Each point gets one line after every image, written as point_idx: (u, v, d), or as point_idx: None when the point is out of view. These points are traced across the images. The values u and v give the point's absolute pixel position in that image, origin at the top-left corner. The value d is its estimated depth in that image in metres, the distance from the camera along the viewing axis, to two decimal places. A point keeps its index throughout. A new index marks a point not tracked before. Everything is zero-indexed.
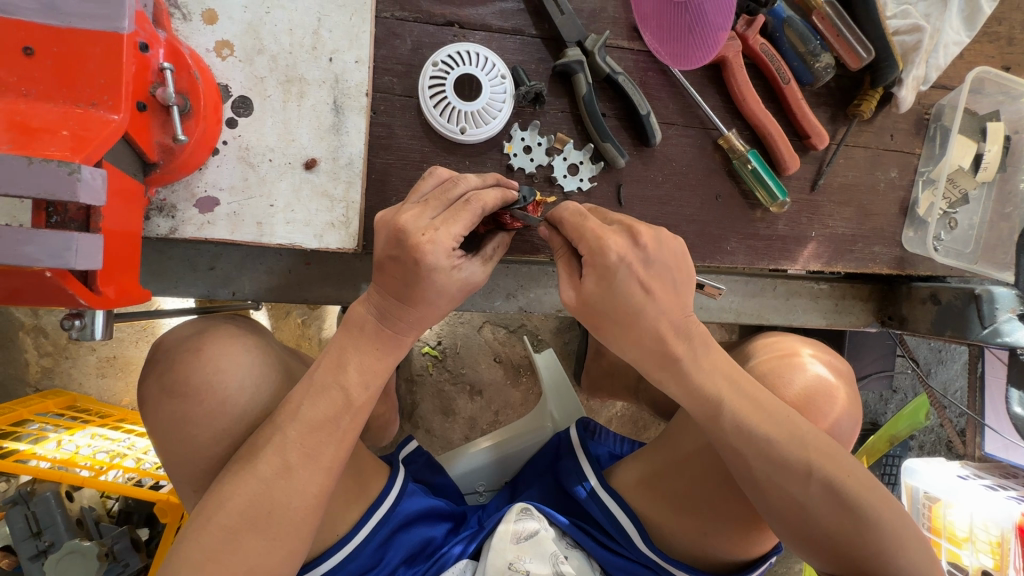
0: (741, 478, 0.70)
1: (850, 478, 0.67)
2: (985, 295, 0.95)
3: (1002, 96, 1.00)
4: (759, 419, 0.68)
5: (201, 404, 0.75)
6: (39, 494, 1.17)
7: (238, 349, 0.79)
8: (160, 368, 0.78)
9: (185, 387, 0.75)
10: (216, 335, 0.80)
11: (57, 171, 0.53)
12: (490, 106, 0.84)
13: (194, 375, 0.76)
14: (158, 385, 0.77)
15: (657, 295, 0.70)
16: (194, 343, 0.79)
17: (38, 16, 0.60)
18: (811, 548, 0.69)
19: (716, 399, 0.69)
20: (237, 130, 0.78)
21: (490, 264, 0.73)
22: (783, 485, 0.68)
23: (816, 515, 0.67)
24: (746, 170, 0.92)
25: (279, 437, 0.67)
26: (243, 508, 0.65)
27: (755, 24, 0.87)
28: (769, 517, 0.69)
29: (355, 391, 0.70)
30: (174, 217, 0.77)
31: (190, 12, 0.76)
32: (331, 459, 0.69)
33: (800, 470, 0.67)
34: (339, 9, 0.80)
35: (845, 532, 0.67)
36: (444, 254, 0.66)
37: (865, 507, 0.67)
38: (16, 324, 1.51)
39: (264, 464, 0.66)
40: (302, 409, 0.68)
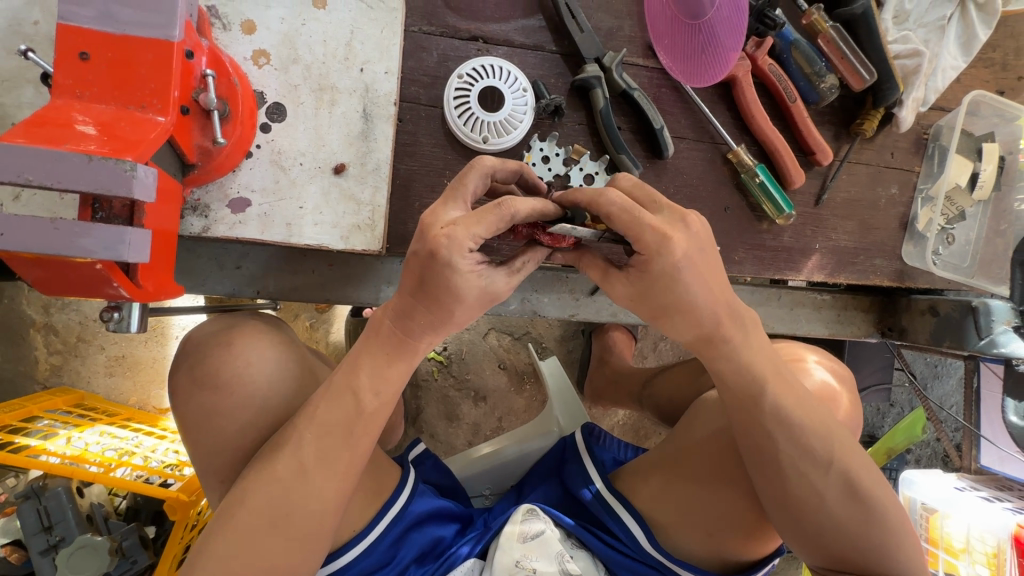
0: (765, 462, 0.73)
1: (863, 471, 0.72)
2: (983, 307, 0.98)
3: (997, 118, 1.04)
4: (798, 406, 0.72)
5: (233, 396, 0.78)
6: (51, 489, 1.18)
7: (267, 345, 0.82)
8: (190, 363, 0.81)
9: (216, 379, 0.78)
10: (245, 330, 0.83)
11: (114, 167, 0.56)
12: (513, 116, 0.88)
13: (225, 369, 0.79)
14: (189, 377, 0.80)
15: (712, 288, 0.66)
16: (223, 337, 0.82)
17: (95, 23, 0.63)
18: (813, 539, 0.73)
19: (760, 385, 0.71)
20: (270, 134, 0.81)
21: (517, 279, 0.68)
22: (807, 473, 0.71)
23: (826, 503, 0.72)
24: (754, 184, 0.95)
25: (305, 432, 0.70)
26: (270, 499, 0.67)
27: (763, 45, 0.92)
28: (788, 509, 0.73)
29: (366, 399, 0.71)
30: (207, 216, 0.79)
31: (229, 22, 0.80)
32: (354, 454, 0.71)
33: (823, 458, 0.71)
34: (371, 22, 0.83)
35: (852, 521, 0.72)
36: (457, 252, 0.62)
37: (870, 497, 0.71)
38: (28, 321, 1.53)
39: (291, 455, 0.69)
40: (325, 405, 0.70)
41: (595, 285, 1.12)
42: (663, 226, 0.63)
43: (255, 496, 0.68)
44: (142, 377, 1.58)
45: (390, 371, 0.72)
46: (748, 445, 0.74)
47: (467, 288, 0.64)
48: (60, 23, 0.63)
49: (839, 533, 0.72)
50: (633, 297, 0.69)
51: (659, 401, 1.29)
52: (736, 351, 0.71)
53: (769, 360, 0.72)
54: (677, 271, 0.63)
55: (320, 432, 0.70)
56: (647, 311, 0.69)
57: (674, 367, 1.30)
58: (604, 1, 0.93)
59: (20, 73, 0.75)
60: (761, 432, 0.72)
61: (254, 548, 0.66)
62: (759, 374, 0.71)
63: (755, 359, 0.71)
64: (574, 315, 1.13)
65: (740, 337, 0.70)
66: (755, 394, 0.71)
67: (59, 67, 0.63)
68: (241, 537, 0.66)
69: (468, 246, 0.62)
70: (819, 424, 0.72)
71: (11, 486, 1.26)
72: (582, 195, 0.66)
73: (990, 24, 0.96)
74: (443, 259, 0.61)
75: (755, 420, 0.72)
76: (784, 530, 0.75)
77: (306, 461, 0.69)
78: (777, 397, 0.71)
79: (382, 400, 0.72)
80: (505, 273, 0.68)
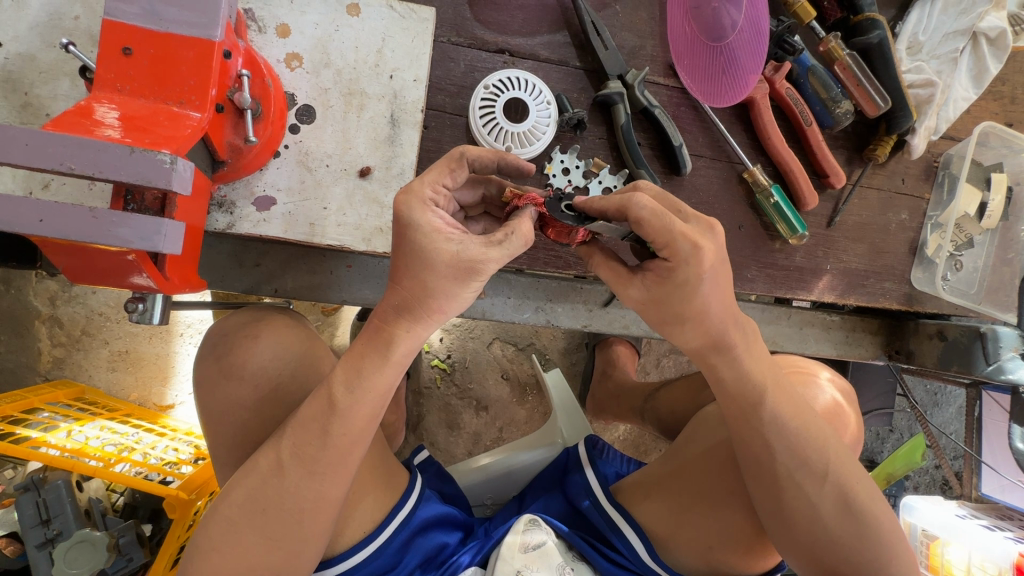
0: (765, 475, 0.73)
1: (859, 485, 0.73)
2: (989, 333, 0.97)
3: (1005, 149, 1.07)
4: (794, 415, 0.72)
5: (256, 388, 0.84)
6: (50, 482, 1.18)
7: (292, 341, 0.89)
8: (217, 352, 0.87)
9: (244, 370, 0.84)
10: (271, 324, 0.89)
11: (156, 160, 0.57)
12: (535, 128, 0.90)
13: (252, 360, 0.85)
14: (215, 367, 0.86)
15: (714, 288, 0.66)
16: (251, 329, 0.88)
17: (139, 20, 0.65)
18: (808, 551, 0.73)
19: (760, 391, 0.71)
20: (299, 135, 0.83)
21: (495, 249, 0.62)
22: (802, 483, 0.72)
23: (820, 515, 0.72)
24: (769, 204, 0.97)
25: (304, 429, 0.69)
26: (266, 486, 0.69)
27: (782, 69, 0.94)
28: (786, 526, 0.73)
29: (337, 392, 0.68)
30: (232, 213, 0.81)
31: (265, 25, 0.81)
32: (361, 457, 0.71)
33: (818, 468, 0.72)
34: (402, 31, 0.85)
35: (853, 540, 0.71)
36: (420, 207, 0.63)
37: (869, 513, 0.72)
38: (33, 312, 1.52)
39: (292, 450, 0.69)
40: (333, 409, 0.69)
41: (608, 297, 1.13)
42: (692, 233, 0.62)
43: (257, 480, 0.69)
44: (143, 373, 1.57)
45: (378, 380, 0.69)
46: (747, 454, 0.74)
47: (435, 253, 0.61)
48: (107, 20, 0.65)
49: (840, 552, 0.72)
50: (645, 302, 0.69)
51: (662, 415, 1.28)
52: (747, 347, 0.71)
53: (762, 368, 0.73)
54: (700, 283, 0.63)
55: (317, 426, 0.69)
56: (657, 316, 0.70)
57: (680, 381, 1.30)
58: (628, 21, 0.96)
59: (57, 66, 0.77)
60: (756, 442, 0.73)
61: (258, 530, 0.69)
62: (755, 384, 0.71)
63: (751, 368, 0.71)
64: (586, 326, 1.13)
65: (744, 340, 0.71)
66: (751, 400, 0.72)
67: (102, 61, 0.64)
68: (239, 519, 0.69)
69: (428, 200, 0.64)
70: (814, 433, 0.73)
71: (9, 477, 1.26)
72: (608, 203, 0.64)
73: (1002, 59, 0.98)
74: (410, 218, 0.62)
75: (751, 429, 0.73)
76: (784, 546, 0.75)
77: (288, 460, 0.69)
78: (772, 403, 0.71)
79: (352, 397, 0.69)
80: (483, 243, 0.62)
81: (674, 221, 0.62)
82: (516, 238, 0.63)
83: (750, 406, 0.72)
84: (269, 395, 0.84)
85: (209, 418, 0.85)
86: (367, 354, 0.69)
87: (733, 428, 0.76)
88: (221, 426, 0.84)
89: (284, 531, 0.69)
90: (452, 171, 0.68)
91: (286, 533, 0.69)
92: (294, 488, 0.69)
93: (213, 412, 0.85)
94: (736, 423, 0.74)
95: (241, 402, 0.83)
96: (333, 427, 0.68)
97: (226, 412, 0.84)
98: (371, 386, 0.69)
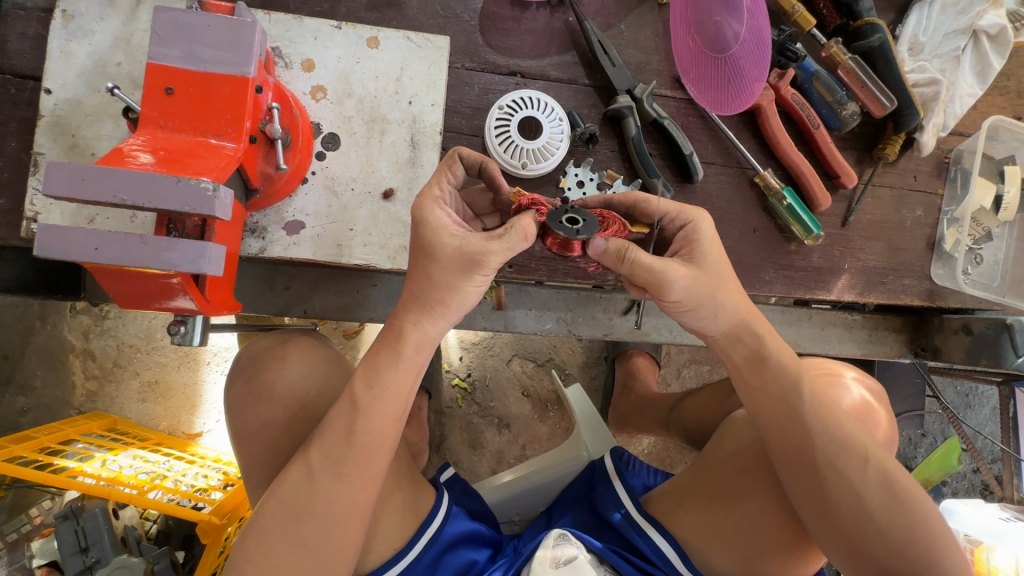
0: (804, 464, 0.75)
1: (899, 470, 0.75)
2: (1017, 324, 0.97)
3: (1015, 142, 1.07)
4: (826, 402, 0.77)
5: (286, 408, 0.86)
6: (88, 510, 1.20)
7: (321, 360, 0.92)
8: (247, 375, 0.90)
9: (272, 392, 0.87)
10: (297, 344, 0.92)
11: (200, 189, 0.60)
12: (550, 144, 0.93)
13: (280, 381, 0.88)
14: (246, 390, 0.88)
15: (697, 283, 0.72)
16: (278, 351, 0.91)
17: (179, 62, 0.70)
18: (855, 547, 0.73)
19: (795, 377, 0.77)
20: (325, 162, 0.87)
21: (495, 242, 0.65)
22: (844, 470, 0.73)
23: (865, 502, 0.72)
24: (782, 207, 0.98)
25: (331, 434, 0.71)
26: (299, 496, 0.71)
27: (786, 76, 0.97)
28: (833, 516, 0.73)
29: (360, 392, 0.71)
30: (264, 238, 0.85)
31: (291, 61, 0.87)
32: (382, 465, 0.73)
33: (858, 452, 0.74)
34: (419, 60, 0.90)
35: (903, 529, 0.71)
36: (429, 205, 0.70)
37: (912, 501, 0.73)
38: (68, 347, 1.57)
39: (322, 459, 0.71)
40: (362, 422, 0.71)
41: (628, 304, 1.13)
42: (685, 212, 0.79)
43: (290, 485, 0.71)
44: (173, 403, 1.61)
45: (392, 379, 0.72)
46: (784, 445, 0.77)
47: (442, 248, 0.67)
48: (151, 63, 0.70)
49: (892, 547, 0.71)
50: None
51: (689, 425, 1.27)
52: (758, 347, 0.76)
53: (793, 358, 0.79)
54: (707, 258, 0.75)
55: (342, 427, 0.71)
56: None
57: (702, 390, 1.30)
58: (634, 38, 1.00)
59: (101, 109, 0.82)
60: (797, 428, 0.76)
61: (293, 543, 0.70)
62: (792, 368, 0.78)
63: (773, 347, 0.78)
64: (607, 335, 1.13)
65: (752, 344, 0.78)
66: (789, 385, 0.77)
67: (146, 101, 0.69)
68: (273, 533, 0.70)
69: (438, 197, 0.72)
70: (846, 420, 0.77)
71: (47, 507, 1.29)
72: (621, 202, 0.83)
73: (1004, 54, 1.00)
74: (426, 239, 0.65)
75: (790, 414, 0.76)
76: (824, 543, 0.75)
77: (315, 469, 0.71)
78: (806, 390, 0.77)
79: (374, 394, 0.71)
80: (485, 237, 0.66)
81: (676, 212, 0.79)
82: (518, 237, 0.66)
83: (786, 394, 0.77)
84: (298, 414, 0.86)
85: (243, 438, 0.87)
86: (389, 356, 0.71)
87: (768, 424, 0.78)
88: (254, 447, 0.86)
89: (318, 544, 0.70)
90: (451, 169, 0.76)
91: (319, 541, 0.70)
92: (324, 492, 0.71)
93: (246, 434, 0.87)
94: (773, 412, 0.78)
95: (272, 421, 0.86)
96: (358, 426, 0.71)
97: (259, 432, 0.86)
98: (400, 396, 0.72)
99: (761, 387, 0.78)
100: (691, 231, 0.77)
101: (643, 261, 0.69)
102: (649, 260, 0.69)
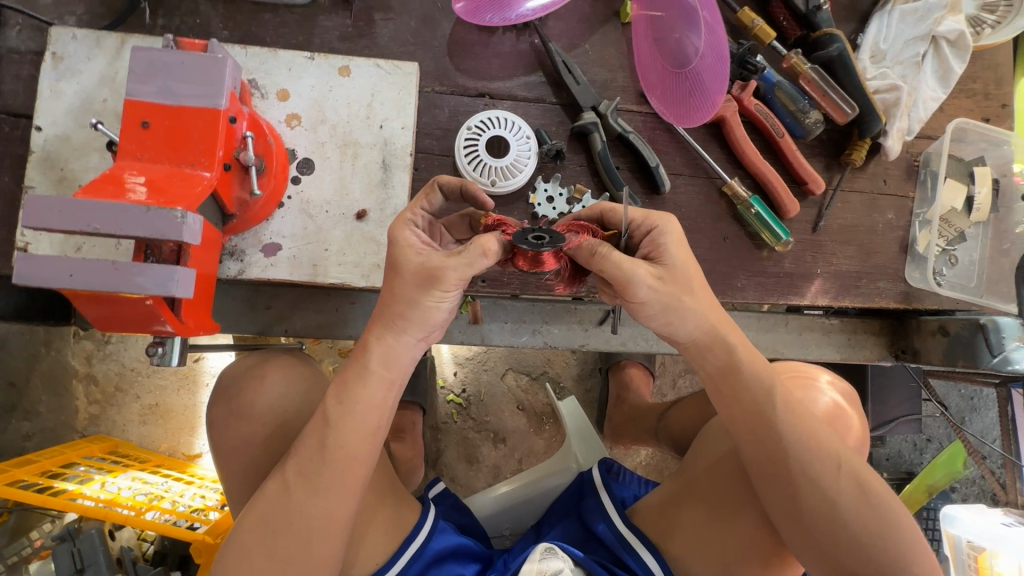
0: (778, 471, 0.75)
1: (870, 475, 0.75)
2: (990, 325, 0.95)
3: (984, 143, 1.08)
4: (799, 409, 0.77)
5: (266, 425, 0.88)
6: (84, 531, 1.23)
7: (301, 377, 0.94)
8: (229, 393, 0.92)
9: (253, 409, 0.90)
10: (277, 363, 0.95)
11: (169, 216, 0.64)
12: (517, 161, 0.96)
13: (259, 400, 0.90)
14: (227, 409, 0.91)
15: (662, 285, 0.71)
16: (258, 370, 0.94)
17: (155, 97, 0.74)
18: (827, 553, 0.73)
19: (768, 383, 0.77)
20: (300, 186, 0.90)
21: (453, 258, 0.66)
22: (816, 477, 0.73)
23: (837, 508, 0.72)
24: (750, 215, 1.00)
25: (305, 449, 0.73)
26: (275, 511, 0.72)
27: (748, 88, 1.00)
28: (806, 521, 0.73)
29: (333, 409, 0.73)
30: (242, 260, 0.88)
31: (267, 91, 0.91)
32: (358, 478, 0.74)
33: (830, 458, 0.74)
34: (389, 86, 0.93)
35: (874, 535, 0.72)
36: (400, 227, 0.73)
37: (884, 505, 0.73)
38: (71, 372, 1.62)
39: (297, 474, 0.73)
40: (336, 435, 0.73)
41: (603, 314, 1.15)
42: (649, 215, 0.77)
43: (267, 501, 0.73)
44: (172, 424, 1.64)
45: (366, 395, 0.73)
46: (758, 452, 0.76)
47: (407, 263, 0.70)
48: (129, 99, 0.74)
49: (863, 553, 0.72)
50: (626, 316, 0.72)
51: (675, 433, 1.27)
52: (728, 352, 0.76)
53: (765, 366, 0.78)
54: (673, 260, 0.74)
55: (315, 442, 0.73)
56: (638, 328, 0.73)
57: (688, 399, 1.30)
58: (598, 57, 1.03)
59: (88, 143, 0.87)
60: (770, 435, 0.75)
61: (271, 557, 0.72)
62: (766, 377, 0.77)
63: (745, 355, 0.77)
64: (583, 346, 1.15)
65: (723, 356, 0.76)
66: (761, 394, 0.76)
67: (124, 135, 0.73)
68: (251, 548, 0.72)
69: (410, 220, 0.75)
70: (818, 426, 0.77)
71: (47, 529, 1.31)
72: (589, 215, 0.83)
73: (965, 58, 1.01)
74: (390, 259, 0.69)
75: (764, 421, 0.76)
76: (797, 548, 0.75)
77: (290, 484, 0.73)
78: (779, 399, 0.76)
79: (346, 409, 0.73)
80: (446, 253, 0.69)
81: (639, 217, 0.77)
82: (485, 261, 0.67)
83: (760, 401, 0.76)
84: (279, 431, 0.88)
85: (226, 456, 0.89)
86: (357, 371, 0.73)
87: (742, 431, 0.77)
88: (237, 464, 0.88)
89: (297, 558, 0.72)
90: (428, 197, 0.80)
91: (295, 556, 0.72)
92: (299, 507, 0.72)
93: (230, 451, 0.89)
94: (747, 420, 0.77)
95: (254, 438, 0.88)
96: (329, 441, 0.73)
97: (240, 450, 0.88)
98: (370, 410, 0.74)
99: (735, 394, 0.77)
100: (657, 235, 0.75)
101: (613, 257, 0.68)
102: (618, 257, 0.68)
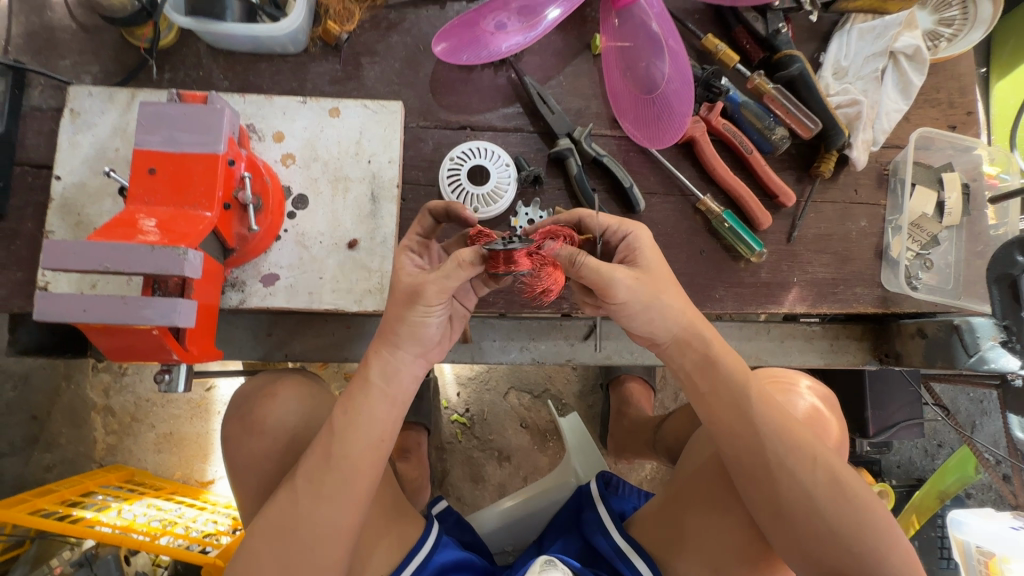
0: (756, 464, 0.77)
1: (846, 470, 0.77)
2: (964, 325, 0.99)
3: (951, 150, 1.12)
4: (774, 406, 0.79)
5: (269, 446, 0.93)
6: (101, 557, 1.30)
7: (309, 395, 1.00)
8: (241, 412, 0.97)
9: (263, 425, 0.94)
10: (285, 381, 1.01)
11: (172, 253, 0.70)
12: (498, 187, 1.02)
13: (269, 417, 0.95)
14: (240, 425, 0.96)
15: (642, 284, 0.75)
16: (269, 388, 0.99)
17: (160, 146, 0.82)
18: (806, 545, 0.75)
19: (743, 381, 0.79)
20: (296, 220, 0.97)
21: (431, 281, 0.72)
22: (793, 469, 0.75)
23: (813, 499, 0.74)
24: (724, 228, 1.04)
25: (306, 467, 0.78)
26: (276, 527, 0.76)
27: (715, 108, 1.05)
28: (784, 513, 0.75)
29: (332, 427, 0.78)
30: (243, 291, 0.94)
31: (264, 134, 0.98)
32: (355, 492, 0.78)
33: (806, 453, 0.76)
34: (376, 124, 1.01)
35: (851, 527, 0.73)
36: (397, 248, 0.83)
37: (860, 498, 0.74)
38: (90, 405, 1.69)
39: (297, 490, 0.77)
40: (333, 452, 0.77)
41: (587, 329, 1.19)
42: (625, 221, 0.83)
43: (271, 508, 0.78)
44: (185, 452, 1.69)
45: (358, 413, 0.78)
46: (736, 447, 0.78)
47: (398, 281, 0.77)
48: (138, 149, 0.82)
49: (840, 545, 0.73)
50: None
51: (669, 445, 1.29)
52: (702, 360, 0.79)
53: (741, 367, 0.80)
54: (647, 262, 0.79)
55: (315, 456, 0.78)
56: None
57: (681, 410, 1.32)
58: (572, 87, 1.10)
59: (102, 189, 0.95)
60: (748, 430, 0.77)
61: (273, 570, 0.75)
62: (739, 380, 0.78)
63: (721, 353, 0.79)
64: (570, 361, 1.19)
65: (700, 349, 0.79)
66: (734, 394, 0.79)
67: (133, 181, 0.81)
68: (254, 563, 0.76)
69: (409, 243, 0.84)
70: (794, 422, 0.78)
71: (66, 557, 1.32)
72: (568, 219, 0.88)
73: (923, 71, 1.07)
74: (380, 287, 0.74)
75: (741, 416, 0.78)
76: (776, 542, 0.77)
77: (291, 500, 0.77)
78: (754, 395, 0.78)
79: (341, 427, 0.78)
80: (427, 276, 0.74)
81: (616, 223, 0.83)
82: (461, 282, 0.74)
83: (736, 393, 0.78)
84: (280, 451, 0.93)
85: (233, 477, 0.94)
86: (359, 386, 0.79)
87: (720, 427, 0.80)
88: (243, 485, 0.93)
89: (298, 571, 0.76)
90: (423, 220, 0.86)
91: (297, 568, 0.76)
92: (304, 514, 0.76)
93: (236, 472, 0.94)
94: (726, 417, 0.79)
95: (257, 460, 0.93)
96: (327, 458, 0.77)
97: (245, 470, 0.93)
98: (363, 427, 0.78)
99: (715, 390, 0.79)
100: (631, 241, 0.81)
101: (590, 261, 0.72)
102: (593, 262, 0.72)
